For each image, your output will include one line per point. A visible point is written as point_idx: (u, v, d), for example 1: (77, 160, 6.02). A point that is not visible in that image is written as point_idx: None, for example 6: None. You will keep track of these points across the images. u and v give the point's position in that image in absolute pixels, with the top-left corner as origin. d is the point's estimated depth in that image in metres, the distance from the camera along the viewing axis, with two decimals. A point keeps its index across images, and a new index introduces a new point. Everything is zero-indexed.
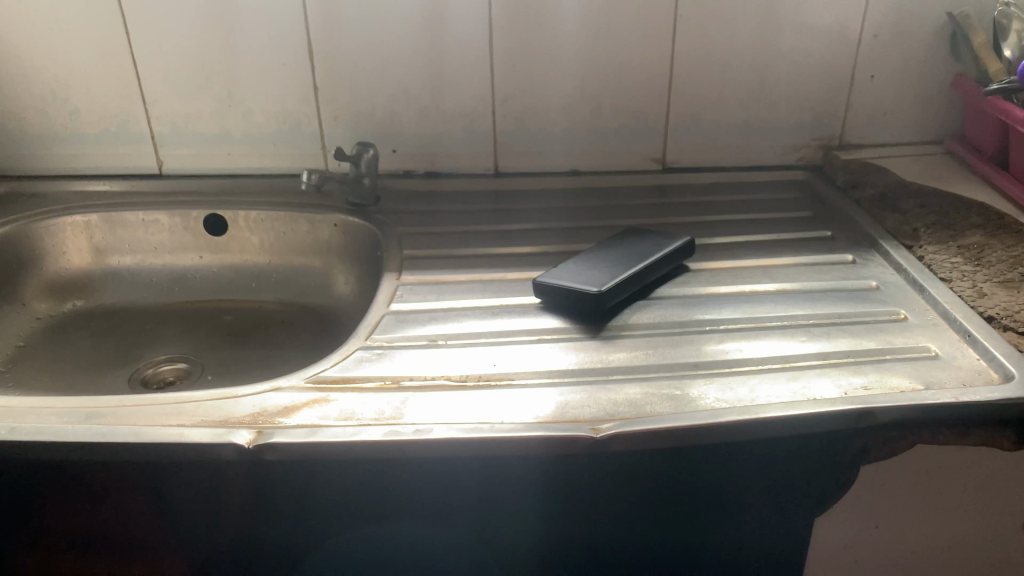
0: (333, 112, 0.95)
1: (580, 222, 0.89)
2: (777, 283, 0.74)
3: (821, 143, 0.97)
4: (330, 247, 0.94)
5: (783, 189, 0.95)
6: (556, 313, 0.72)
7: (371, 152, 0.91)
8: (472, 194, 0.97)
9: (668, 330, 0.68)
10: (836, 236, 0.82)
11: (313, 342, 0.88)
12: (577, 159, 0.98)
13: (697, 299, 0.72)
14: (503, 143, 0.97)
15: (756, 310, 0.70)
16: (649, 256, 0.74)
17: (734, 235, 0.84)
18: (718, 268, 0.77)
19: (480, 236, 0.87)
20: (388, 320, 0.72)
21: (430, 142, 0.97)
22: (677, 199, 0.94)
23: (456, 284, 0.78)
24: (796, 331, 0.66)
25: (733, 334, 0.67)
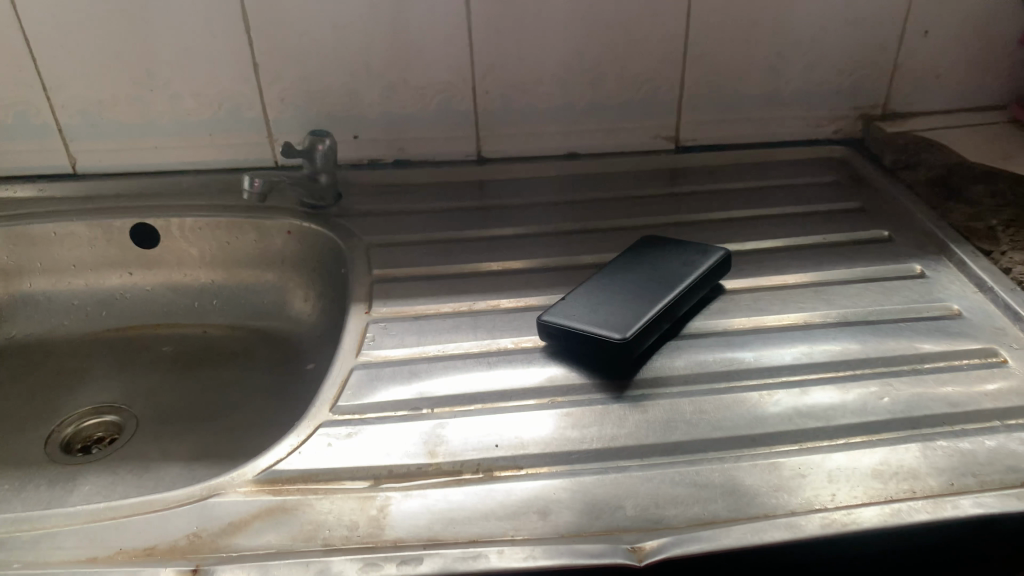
0: (279, 94, 0.78)
1: (584, 224, 0.74)
2: (836, 311, 0.60)
3: (862, 112, 0.82)
4: (285, 258, 0.79)
5: (819, 170, 0.81)
6: (566, 364, 0.57)
7: (326, 143, 0.75)
8: (450, 188, 0.82)
9: (711, 386, 0.54)
10: (895, 237, 0.68)
11: (270, 382, 0.73)
12: (575, 140, 0.83)
13: (742, 336, 0.58)
14: (487, 124, 0.81)
15: (817, 351, 0.56)
16: (680, 283, 0.59)
17: (773, 238, 0.70)
18: (760, 289, 0.63)
19: (465, 248, 0.72)
20: (356, 379, 0.58)
21: (399, 125, 0.81)
22: (696, 186, 0.79)
23: (440, 320, 0.63)
24: (873, 383, 0.53)
25: (794, 389, 0.53)
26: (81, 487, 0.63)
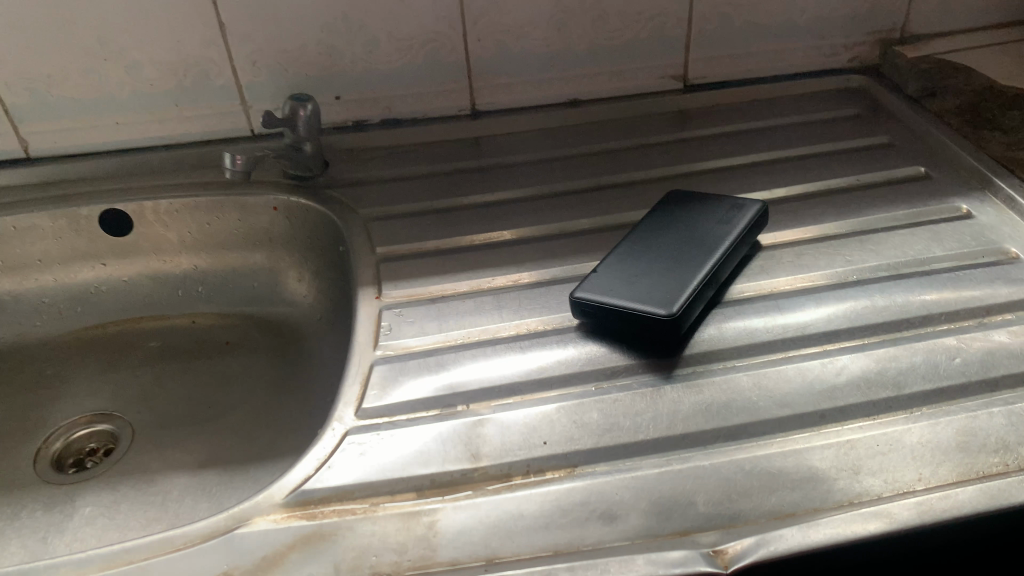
0: (251, 57, 0.70)
1: (597, 180, 0.69)
2: (886, 261, 0.56)
3: (879, 37, 0.77)
4: (273, 236, 0.73)
5: (837, 102, 0.76)
6: (604, 342, 0.53)
7: (310, 106, 0.68)
8: (446, 148, 0.76)
9: (767, 357, 0.50)
10: (933, 174, 0.64)
11: (274, 374, 0.68)
12: (577, 86, 0.77)
13: (790, 297, 0.54)
14: (481, 74, 0.75)
15: (873, 308, 0.53)
16: (719, 246, 0.55)
17: (803, 183, 0.65)
18: (800, 242, 0.59)
19: (474, 216, 0.66)
20: (377, 375, 0.52)
21: (386, 82, 0.74)
22: (710, 129, 0.74)
23: (459, 302, 0.58)
24: (939, 342, 0.49)
25: (856, 356, 0.49)
26: (82, 510, 0.58)
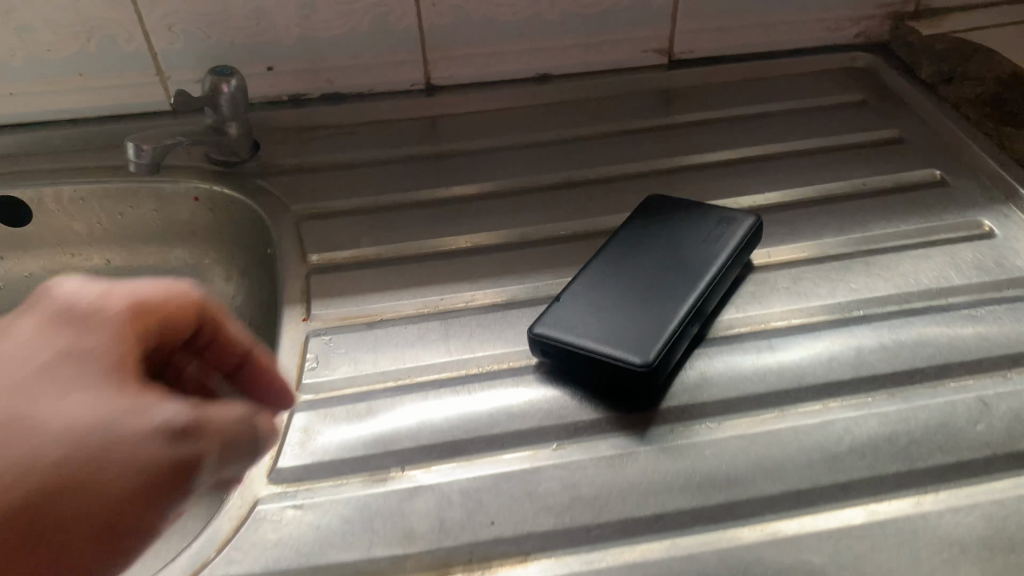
0: (165, 20, 0.60)
1: (567, 176, 0.60)
2: (896, 291, 0.48)
3: (891, 10, 0.68)
4: (197, 230, 0.64)
5: (841, 84, 0.67)
6: (568, 389, 0.45)
7: (234, 82, 0.58)
8: (396, 129, 0.66)
9: (758, 414, 0.43)
10: (950, 179, 0.56)
11: None
12: (547, 59, 0.67)
13: (785, 335, 0.47)
14: (437, 44, 0.65)
15: (881, 352, 0.45)
16: (704, 275, 0.47)
17: (801, 187, 0.57)
18: (797, 263, 0.51)
19: (424, 217, 0.58)
20: (298, 425, 0.44)
21: (326, 52, 0.64)
22: (697, 113, 0.65)
23: (401, 329, 0.50)
24: (958, 401, 0.42)
25: (861, 419, 0.42)
26: None
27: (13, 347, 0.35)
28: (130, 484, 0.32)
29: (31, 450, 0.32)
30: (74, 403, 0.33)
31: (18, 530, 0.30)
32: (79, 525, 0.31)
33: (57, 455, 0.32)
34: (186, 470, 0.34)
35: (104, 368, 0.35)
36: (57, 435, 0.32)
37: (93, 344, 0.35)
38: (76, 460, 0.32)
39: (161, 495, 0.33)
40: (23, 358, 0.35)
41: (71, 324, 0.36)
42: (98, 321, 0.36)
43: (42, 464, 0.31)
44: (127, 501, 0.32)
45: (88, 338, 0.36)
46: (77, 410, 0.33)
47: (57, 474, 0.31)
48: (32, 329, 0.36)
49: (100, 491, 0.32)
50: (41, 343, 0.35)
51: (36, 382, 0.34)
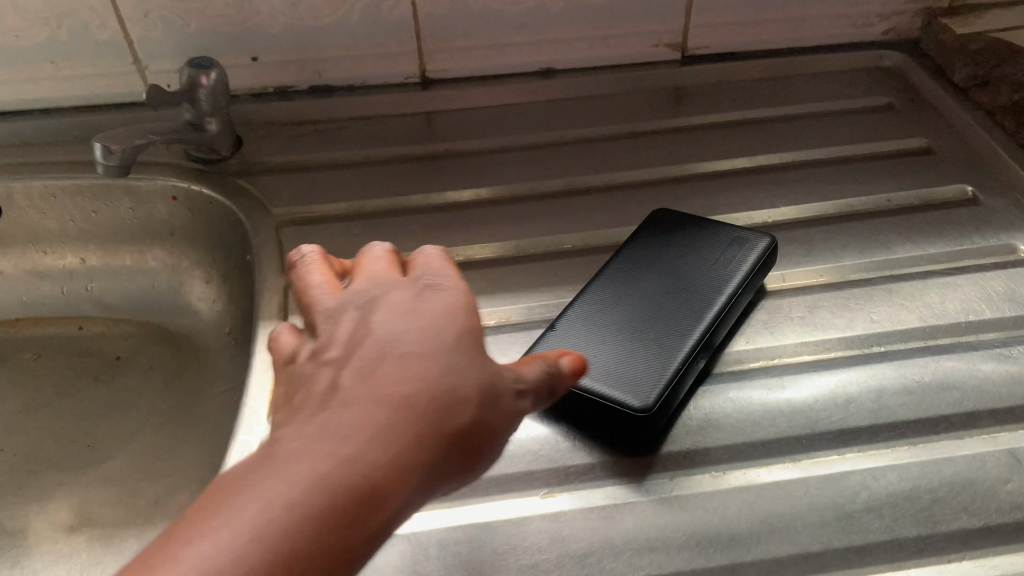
0: (140, 5, 0.56)
1: (568, 182, 0.56)
2: (921, 325, 0.44)
3: (923, 6, 0.63)
4: (176, 232, 0.61)
5: (865, 86, 0.63)
6: (561, 427, 0.41)
7: (213, 75, 0.54)
8: (390, 125, 0.62)
9: (766, 462, 0.39)
10: (982, 196, 0.52)
11: (168, 406, 0.57)
12: (551, 52, 0.63)
13: (798, 371, 0.43)
14: (434, 35, 0.60)
15: (904, 394, 0.41)
16: (712, 305, 0.43)
17: (820, 201, 0.53)
18: (813, 288, 0.47)
19: (414, 225, 0.54)
20: None
21: (314, 41, 0.60)
22: (710, 115, 0.61)
23: None
24: (988, 456, 0.38)
25: (880, 473, 0.38)
26: None
27: (398, 299, 0.31)
28: (412, 436, 0.26)
29: (375, 425, 0.25)
30: (397, 362, 0.28)
31: (313, 554, 0.22)
32: (336, 529, 0.23)
33: (339, 446, 0.25)
34: (472, 414, 0.28)
35: (426, 350, 0.28)
36: (344, 437, 0.25)
37: (419, 336, 0.29)
38: (378, 417, 0.26)
39: (435, 469, 0.26)
40: (338, 337, 0.29)
41: (401, 289, 0.31)
42: (428, 304, 0.30)
43: (355, 470, 0.24)
44: (400, 476, 0.25)
45: (399, 320, 0.29)
46: (384, 394, 0.26)
47: (336, 483, 0.24)
48: (371, 309, 0.30)
49: (367, 473, 0.24)
50: (376, 330, 0.29)
51: (322, 374, 0.28)
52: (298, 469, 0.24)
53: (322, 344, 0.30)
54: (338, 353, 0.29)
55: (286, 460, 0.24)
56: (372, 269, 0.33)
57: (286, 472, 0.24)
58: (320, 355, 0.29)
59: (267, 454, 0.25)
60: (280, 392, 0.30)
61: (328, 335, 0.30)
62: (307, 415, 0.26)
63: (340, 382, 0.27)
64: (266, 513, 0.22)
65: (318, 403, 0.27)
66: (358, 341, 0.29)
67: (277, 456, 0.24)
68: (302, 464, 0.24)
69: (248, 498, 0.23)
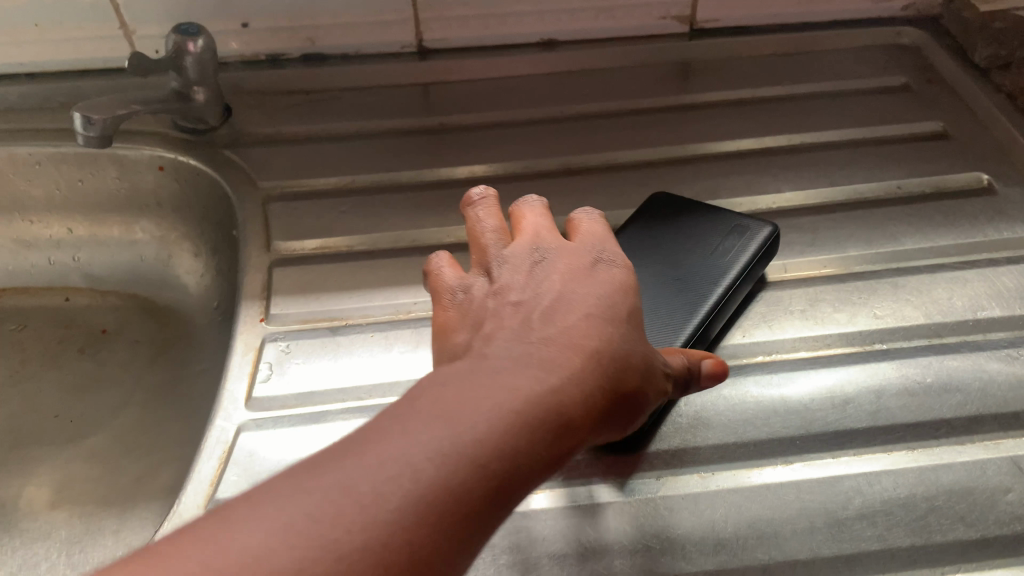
0: None
1: (566, 161, 0.54)
2: (927, 322, 0.43)
3: None
4: (162, 202, 0.59)
5: (881, 64, 0.60)
6: None
7: (201, 42, 0.52)
8: (385, 96, 0.60)
9: (757, 463, 0.38)
10: (998, 185, 0.50)
11: (151, 381, 0.55)
12: (554, 23, 0.60)
13: (796, 368, 0.41)
14: (431, 2, 0.58)
15: (904, 395, 0.39)
16: (706, 300, 0.41)
17: (827, 187, 0.51)
18: (815, 279, 0.45)
19: (405, 203, 0.52)
20: (244, 447, 0.40)
21: (307, 8, 0.57)
22: (717, 93, 0.59)
23: (366, 335, 0.45)
24: (990, 462, 0.37)
25: (876, 478, 0.37)
26: None
27: (572, 258, 0.34)
28: (592, 384, 0.28)
29: (565, 367, 0.28)
30: (579, 321, 0.30)
31: (515, 459, 0.25)
32: (534, 445, 0.26)
33: (539, 375, 0.27)
34: (634, 382, 0.30)
35: (602, 316, 0.31)
36: (541, 371, 0.28)
37: (600, 302, 0.32)
38: (569, 362, 0.28)
39: (605, 420, 0.29)
40: (518, 280, 0.33)
41: (572, 250, 0.35)
42: (598, 271, 0.34)
43: (554, 400, 0.27)
44: (582, 416, 0.28)
45: (572, 282, 0.33)
46: (574, 343, 0.29)
47: (533, 407, 0.26)
48: (546, 265, 0.34)
49: (560, 405, 0.27)
50: (556, 284, 0.32)
51: (507, 309, 0.32)
52: (505, 389, 0.27)
53: (501, 285, 0.33)
54: (519, 298, 0.32)
55: (495, 379, 0.27)
56: (539, 225, 0.37)
57: (497, 390, 0.26)
58: (502, 295, 0.33)
59: (473, 370, 0.28)
60: (458, 319, 0.33)
61: (503, 279, 0.33)
62: (505, 344, 0.29)
63: (533, 326, 0.30)
64: (477, 419, 0.25)
65: (512, 338, 0.30)
66: (539, 293, 0.32)
67: (488, 373, 0.27)
68: (506, 385, 0.27)
69: (463, 402, 0.26)
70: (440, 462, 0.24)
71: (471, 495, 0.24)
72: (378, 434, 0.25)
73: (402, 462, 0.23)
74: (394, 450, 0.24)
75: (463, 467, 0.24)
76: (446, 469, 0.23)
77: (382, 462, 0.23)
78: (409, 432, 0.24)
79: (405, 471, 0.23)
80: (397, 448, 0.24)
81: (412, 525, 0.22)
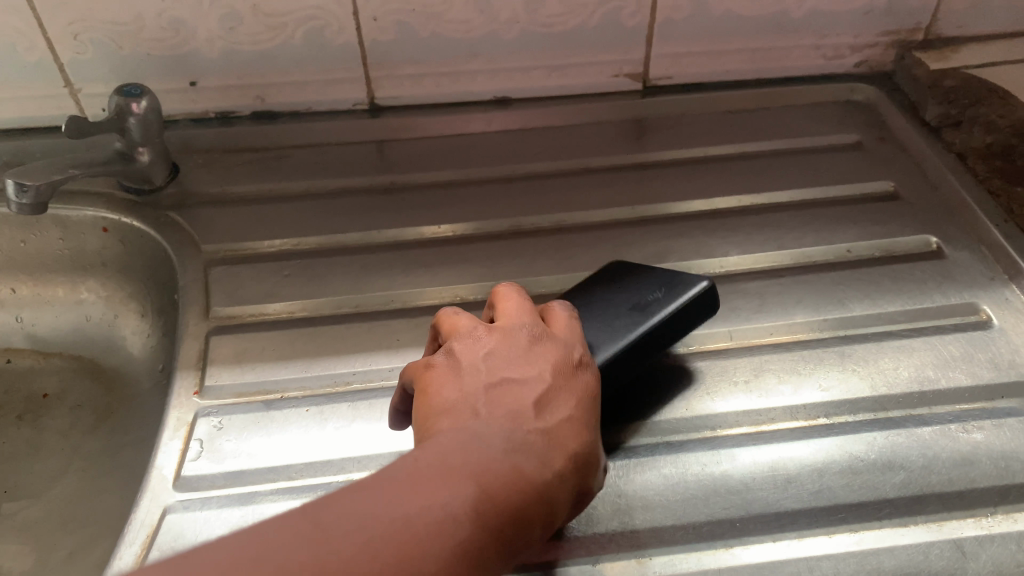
0: (67, 27, 0.52)
1: (515, 223, 0.54)
2: (872, 394, 0.42)
3: (896, 39, 0.60)
4: (107, 261, 0.58)
5: (833, 122, 0.60)
6: None
7: (146, 100, 0.51)
8: (336, 155, 0.60)
9: (697, 547, 0.36)
10: (948, 249, 0.50)
11: (89, 449, 0.54)
12: (507, 81, 0.60)
13: (740, 443, 0.40)
14: (382, 61, 0.57)
15: (849, 474, 0.38)
16: (604, 351, 0.39)
17: (776, 250, 0.50)
18: (762, 348, 0.44)
19: (351, 266, 0.51)
20: (169, 530, 0.38)
21: (255, 67, 0.57)
22: (670, 151, 0.58)
23: (300, 409, 0.43)
24: (934, 546, 0.36)
25: (816, 563, 0.36)
26: None
27: (557, 339, 0.36)
28: (575, 480, 0.32)
29: (561, 463, 0.31)
30: (569, 414, 0.33)
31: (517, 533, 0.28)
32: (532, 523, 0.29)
33: (540, 461, 0.30)
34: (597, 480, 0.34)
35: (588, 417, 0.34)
36: (545, 457, 0.30)
37: (584, 402, 0.34)
38: (565, 456, 0.31)
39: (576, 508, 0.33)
40: (509, 361, 0.34)
41: (559, 340, 0.36)
42: (579, 373, 0.35)
43: (548, 490, 0.30)
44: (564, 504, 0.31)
45: (559, 375, 0.34)
46: (569, 439, 0.32)
47: (538, 491, 0.29)
48: (535, 343, 0.35)
49: (553, 494, 0.30)
50: (548, 374, 0.34)
51: (499, 392, 0.32)
52: (516, 467, 0.29)
53: (491, 361, 0.34)
54: (510, 379, 0.33)
55: (506, 453, 0.30)
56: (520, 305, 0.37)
57: (510, 466, 0.29)
58: (495, 365, 0.34)
59: (486, 435, 0.30)
60: (446, 381, 0.34)
61: (491, 347, 0.35)
62: (507, 421, 0.31)
63: (532, 409, 0.32)
64: (500, 489, 0.28)
65: (515, 413, 0.31)
66: (528, 374, 0.33)
67: (499, 446, 0.30)
68: (518, 463, 0.30)
69: (486, 470, 0.28)
70: (468, 527, 0.26)
71: (483, 559, 0.27)
72: (416, 483, 0.27)
73: (444, 513, 0.26)
74: (435, 503, 0.26)
75: (484, 534, 0.27)
76: (473, 532, 0.27)
77: (427, 512, 0.26)
78: (441, 491, 0.27)
79: (445, 525, 0.26)
80: (433, 506, 0.26)
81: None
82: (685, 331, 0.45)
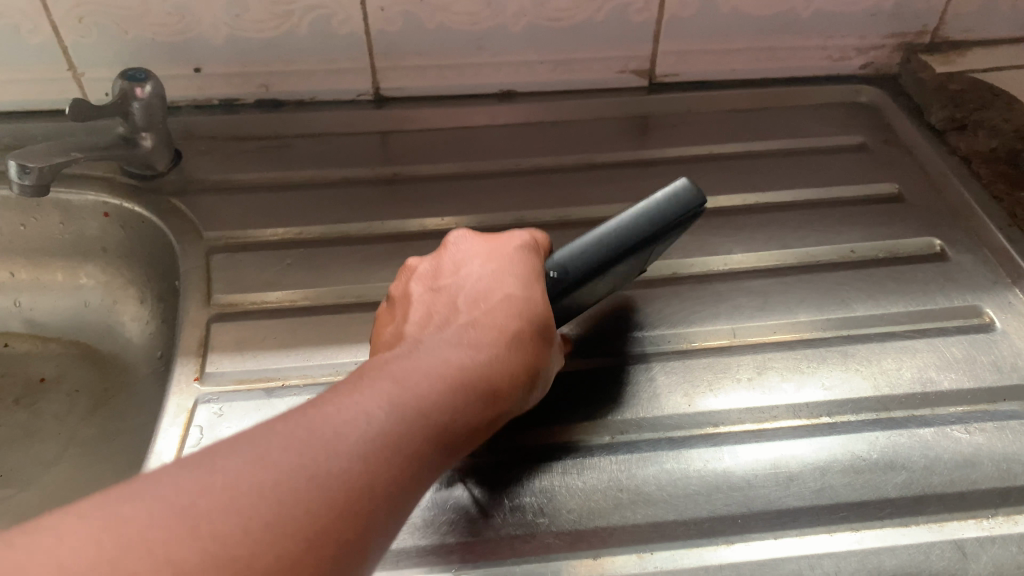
0: (71, 10, 0.52)
1: (519, 216, 0.54)
2: (875, 394, 0.42)
3: (902, 41, 0.60)
4: (107, 246, 0.58)
5: (837, 123, 0.60)
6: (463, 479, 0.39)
7: (150, 84, 0.51)
8: (340, 144, 0.59)
9: (698, 543, 0.36)
10: (951, 251, 0.50)
11: (86, 435, 0.53)
12: (513, 74, 0.60)
13: (743, 441, 0.40)
14: (388, 51, 0.57)
15: (852, 474, 0.38)
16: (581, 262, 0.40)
17: (779, 249, 0.50)
18: (765, 345, 0.44)
19: (353, 256, 0.51)
20: None
21: (261, 55, 0.56)
22: (674, 147, 0.58)
23: (302, 397, 0.43)
24: (935, 546, 0.36)
25: (817, 561, 0.36)
26: None
27: (487, 247, 0.40)
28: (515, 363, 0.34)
29: (490, 348, 0.34)
30: (496, 304, 0.36)
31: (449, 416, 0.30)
32: (467, 403, 0.31)
33: (467, 352, 0.33)
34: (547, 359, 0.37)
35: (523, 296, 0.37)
36: (472, 347, 0.33)
37: (518, 285, 0.37)
38: (493, 338, 0.34)
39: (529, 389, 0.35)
40: (440, 280, 0.39)
41: (490, 243, 0.41)
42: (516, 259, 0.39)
43: (478, 374, 0.32)
44: (508, 385, 0.33)
45: (489, 268, 0.38)
46: (499, 324, 0.35)
47: (467, 376, 0.32)
48: (465, 258, 0.40)
49: (488, 374, 0.33)
50: (477, 272, 0.38)
51: (431, 308, 0.37)
52: (442, 360, 0.32)
53: (425, 286, 0.39)
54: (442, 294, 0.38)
55: (431, 354, 0.33)
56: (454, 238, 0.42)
57: (434, 362, 0.32)
58: (431, 287, 0.39)
59: (412, 348, 0.33)
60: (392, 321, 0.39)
61: (426, 276, 0.40)
62: (434, 335, 0.35)
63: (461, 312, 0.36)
64: (421, 383, 0.31)
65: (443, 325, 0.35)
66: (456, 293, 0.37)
67: (420, 353, 0.33)
68: (443, 358, 0.32)
69: (410, 369, 0.31)
70: (386, 416, 0.29)
71: (412, 439, 0.29)
72: (339, 392, 0.30)
73: (360, 412, 0.28)
74: (349, 405, 0.29)
75: (407, 421, 0.29)
76: (393, 419, 0.29)
77: (343, 412, 0.28)
78: (360, 393, 0.29)
79: (359, 419, 0.28)
80: (352, 404, 0.29)
81: (367, 465, 0.27)
82: (687, 327, 0.45)
